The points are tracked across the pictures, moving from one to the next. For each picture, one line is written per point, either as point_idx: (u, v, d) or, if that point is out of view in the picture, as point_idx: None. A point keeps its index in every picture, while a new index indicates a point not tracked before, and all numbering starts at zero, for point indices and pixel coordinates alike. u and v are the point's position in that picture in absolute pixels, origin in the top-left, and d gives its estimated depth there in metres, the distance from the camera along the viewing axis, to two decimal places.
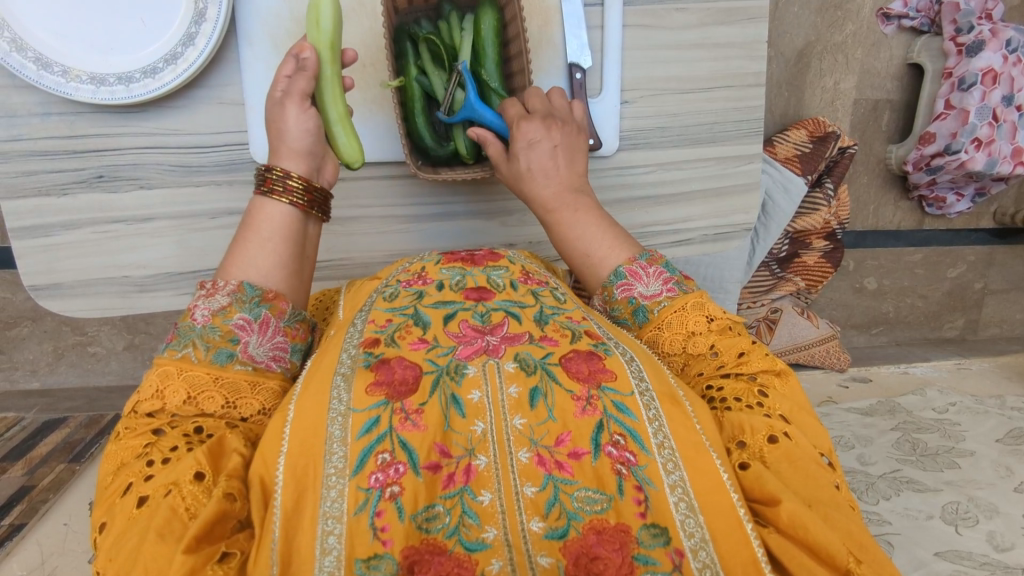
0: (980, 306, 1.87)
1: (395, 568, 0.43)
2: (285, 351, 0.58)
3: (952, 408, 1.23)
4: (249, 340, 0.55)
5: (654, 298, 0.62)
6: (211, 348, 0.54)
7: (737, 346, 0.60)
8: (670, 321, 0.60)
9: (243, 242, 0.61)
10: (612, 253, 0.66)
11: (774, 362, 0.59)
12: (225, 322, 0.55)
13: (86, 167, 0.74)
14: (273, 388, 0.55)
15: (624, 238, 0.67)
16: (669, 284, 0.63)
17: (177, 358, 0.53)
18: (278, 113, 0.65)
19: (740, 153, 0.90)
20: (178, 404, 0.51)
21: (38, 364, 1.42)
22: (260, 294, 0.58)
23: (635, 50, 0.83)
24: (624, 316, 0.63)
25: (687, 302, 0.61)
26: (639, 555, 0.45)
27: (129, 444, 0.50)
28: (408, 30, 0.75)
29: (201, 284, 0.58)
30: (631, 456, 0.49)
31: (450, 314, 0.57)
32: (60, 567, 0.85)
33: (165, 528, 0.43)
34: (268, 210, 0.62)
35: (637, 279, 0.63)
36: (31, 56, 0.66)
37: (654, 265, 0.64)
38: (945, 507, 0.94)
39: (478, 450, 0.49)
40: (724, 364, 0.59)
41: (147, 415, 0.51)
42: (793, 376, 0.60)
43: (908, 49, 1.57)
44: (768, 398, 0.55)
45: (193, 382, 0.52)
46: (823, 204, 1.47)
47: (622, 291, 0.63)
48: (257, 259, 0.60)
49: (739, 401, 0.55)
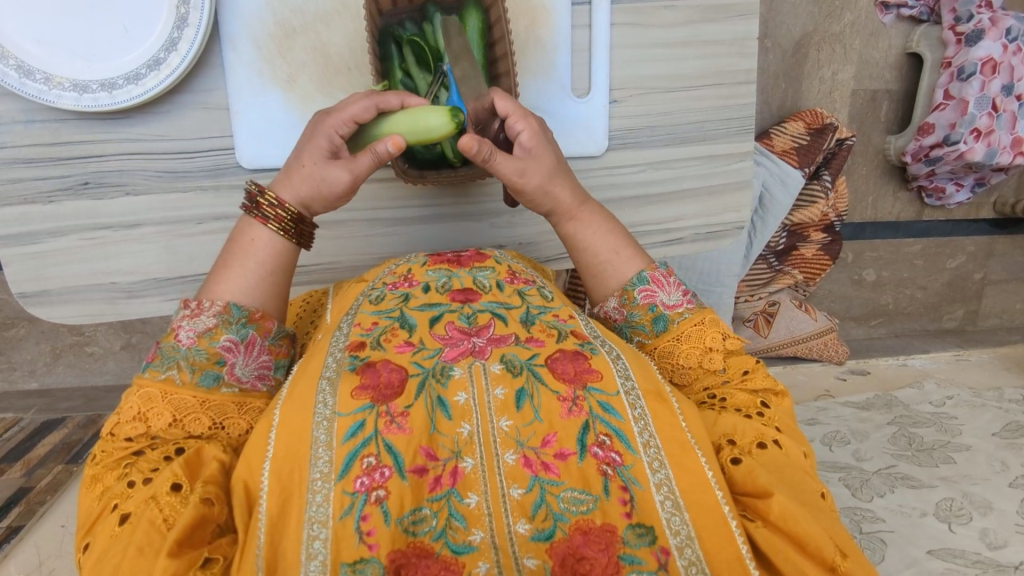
0: (980, 297, 1.86)
1: (381, 572, 0.43)
2: (269, 368, 0.58)
3: (948, 401, 1.23)
4: (235, 361, 0.56)
5: (674, 308, 0.64)
6: (197, 370, 0.54)
7: (741, 364, 0.62)
8: (689, 334, 0.62)
9: (234, 265, 0.61)
10: (642, 258, 0.67)
11: (775, 383, 0.61)
12: (212, 344, 0.55)
13: (71, 174, 0.73)
14: (259, 408, 0.56)
15: (632, 245, 0.68)
16: (688, 295, 0.65)
17: (160, 379, 0.53)
18: (328, 176, 0.62)
19: (731, 151, 0.90)
20: (163, 426, 0.52)
21: (36, 364, 1.42)
22: (247, 315, 0.58)
23: (624, 48, 0.82)
24: (642, 322, 0.64)
25: (705, 318, 0.63)
26: (625, 555, 0.45)
27: (108, 468, 0.50)
28: (393, 32, 0.74)
29: (186, 303, 0.58)
30: (617, 456, 0.49)
31: (436, 316, 0.57)
32: (57, 568, 0.85)
33: (144, 542, 0.43)
34: (263, 236, 0.62)
35: (660, 287, 0.65)
36: (13, 64, 0.66)
37: (671, 275, 0.66)
38: (939, 504, 0.94)
39: (464, 453, 0.49)
40: (729, 380, 0.61)
41: (126, 439, 0.51)
42: (791, 397, 0.61)
43: (906, 39, 1.55)
44: (769, 409, 0.57)
45: (179, 405, 0.53)
46: (820, 196, 1.46)
47: (645, 296, 0.64)
48: (248, 284, 0.60)
49: (739, 410, 0.56)
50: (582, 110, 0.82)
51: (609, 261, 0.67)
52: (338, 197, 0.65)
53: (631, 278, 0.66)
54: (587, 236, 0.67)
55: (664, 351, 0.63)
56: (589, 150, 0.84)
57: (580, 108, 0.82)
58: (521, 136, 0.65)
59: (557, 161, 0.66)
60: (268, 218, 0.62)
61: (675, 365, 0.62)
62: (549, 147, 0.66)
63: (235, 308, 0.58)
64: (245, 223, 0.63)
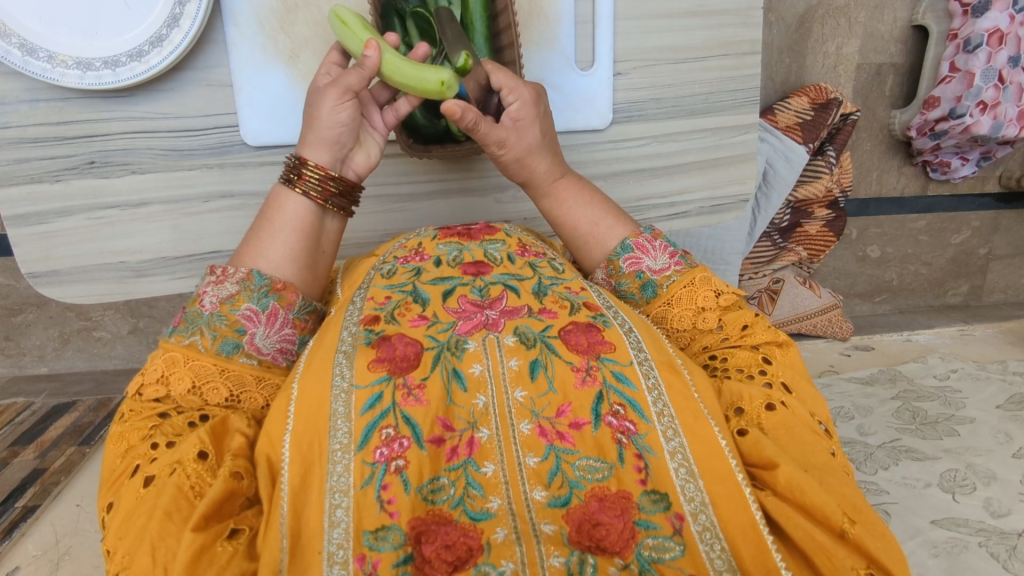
0: (984, 272, 1.86)
1: (402, 539, 0.44)
2: (292, 343, 0.59)
3: (953, 374, 1.24)
4: (256, 332, 0.56)
5: (662, 272, 0.65)
6: (217, 337, 0.55)
7: (739, 319, 0.61)
8: (680, 297, 0.62)
9: (253, 230, 0.62)
10: (623, 225, 0.69)
11: (776, 334, 0.60)
12: (233, 311, 0.56)
13: (76, 153, 0.73)
14: (277, 383, 0.56)
15: (621, 215, 0.70)
16: (675, 258, 0.66)
17: (184, 345, 0.54)
18: (317, 98, 0.63)
19: (735, 123, 0.90)
20: (183, 391, 0.52)
21: (45, 350, 1.43)
22: (269, 283, 0.58)
23: (629, 20, 0.82)
24: (632, 290, 0.65)
25: (695, 278, 0.63)
26: (640, 520, 0.46)
27: (136, 425, 0.51)
28: (395, 5, 0.72)
29: (211, 269, 0.58)
30: (631, 424, 0.49)
31: (449, 290, 0.57)
32: (74, 546, 0.87)
33: (172, 507, 0.43)
34: (288, 201, 0.62)
35: (644, 253, 0.66)
36: (16, 42, 0.65)
37: (656, 238, 0.67)
38: (943, 475, 0.95)
39: (481, 423, 0.50)
40: (728, 337, 0.60)
41: (153, 400, 0.52)
42: (795, 346, 0.60)
43: (912, 11, 1.53)
44: (771, 366, 0.57)
45: (199, 372, 0.53)
46: (825, 171, 1.45)
47: (629, 264, 0.65)
48: (265, 249, 0.60)
49: (740, 371, 0.57)
50: (586, 82, 0.82)
51: (590, 232, 0.69)
52: (343, 110, 0.62)
53: (616, 247, 0.67)
54: (568, 209, 0.70)
55: (658, 315, 0.63)
56: (593, 123, 0.84)
57: (582, 80, 0.82)
58: (512, 107, 0.64)
59: (544, 135, 0.68)
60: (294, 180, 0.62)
61: (670, 327, 0.63)
62: (537, 123, 0.67)
63: (243, 266, 0.59)
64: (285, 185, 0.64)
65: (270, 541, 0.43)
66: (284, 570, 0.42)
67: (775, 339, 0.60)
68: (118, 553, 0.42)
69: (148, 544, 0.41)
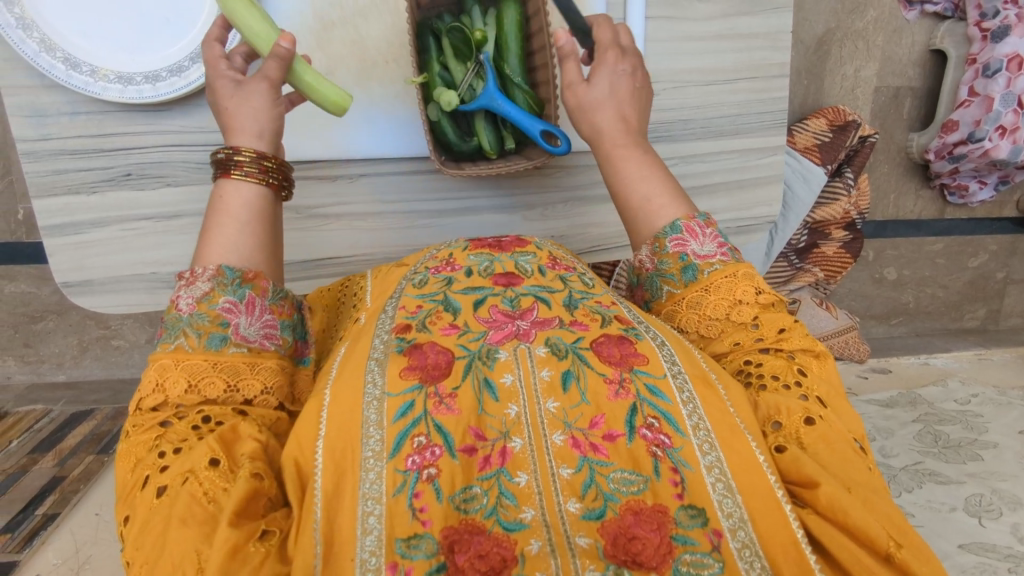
0: (1002, 296, 1.85)
1: (435, 548, 0.43)
2: (275, 328, 0.58)
3: (974, 399, 1.22)
4: (238, 322, 0.55)
5: (707, 258, 0.62)
6: (203, 334, 0.53)
7: (777, 321, 0.59)
8: (720, 286, 0.60)
9: (214, 229, 0.59)
10: (677, 206, 0.65)
11: (813, 343, 0.58)
12: (212, 307, 0.54)
13: (114, 165, 0.75)
14: (271, 366, 0.56)
15: (679, 197, 0.66)
16: (723, 247, 0.63)
17: (171, 350, 0.53)
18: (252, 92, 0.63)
19: (762, 145, 0.90)
20: (180, 393, 0.51)
21: (64, 357, 1.44)
22: (242, 275, 0.57)
23: (659, 42, 0.83)
24: (671, 271, 0.63)
25: (738, 271, 0.61)
26: (677, 536, 0.45)
27: (140, 439, 0.49)
28: (431, 25, 0.73)
29: (180, 275, 0.56)
30: (666, 438, 0.49)
31: (480, 299, 0.58)
32: (94, 556, 0.87)
33: (187, 514, 0.43)
34: (245, 192, 0.61)
35: (693, 236, 0.63)
36: (61, 57, 0.67)
37: (709, 227, 0.64)
38: (968, 499, 0.94)
39: (513, 432, 0.49)
40: (764, 339, 0.58)
41: (152, 409, 0.51)
42: (831, 358, 0.58)
43: (929, 36, 1.54)
44: (807, 377, 0.55)
45: (193, 371, 0.52)
46: (842, 194, 1.46)
47: (675, 244, 0.63)
48: (233, 241, 0.58)
49: (776, 379, 0.55)
50: None
51: (642, 206, 0.66)
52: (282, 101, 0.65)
53: (665, 226, 0.64)
54: (626, 180, 0.67)
55: (693, 301, 0.61)
56: None
57: None
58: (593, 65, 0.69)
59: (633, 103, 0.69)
60: (236, 173, 0.61)
61: (703, 316, 0.60)
62: (611, 80, 0.69)
63: (214, 263, 0.57)
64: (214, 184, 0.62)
65: (303, 546, 0.43)
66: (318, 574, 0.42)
67: (812, 349, 0.58)
68: (138, 563, 0.42)
69: (169, 554, 0.42)
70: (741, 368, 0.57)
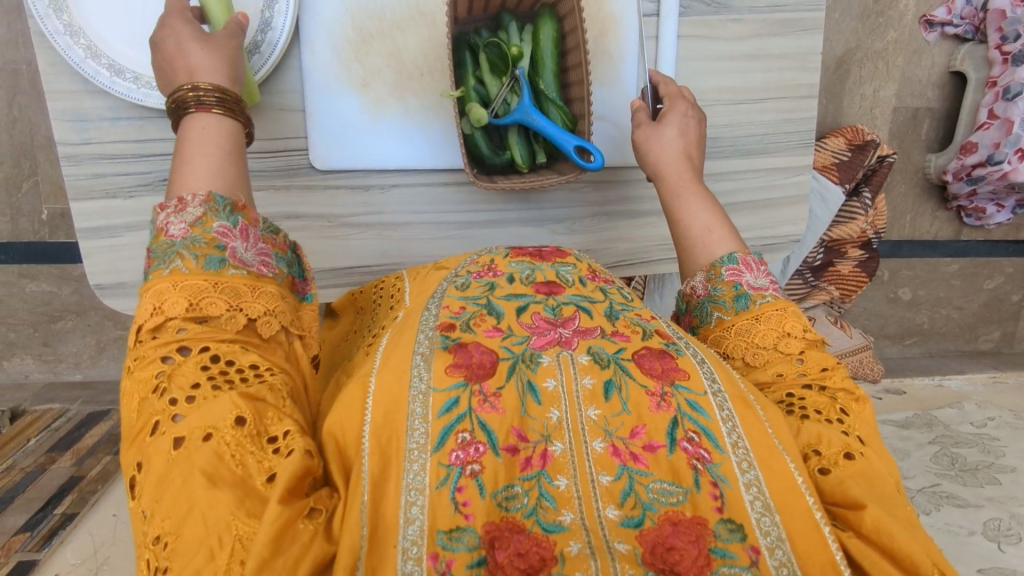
0: (1017, 319, 1.84)
1: (477, 541, 0.44)
2: (270, 256, 0.56)
3: (990, 423, 1.21)
4: (236, 246, 0.53)
5: (759, 290, 0.64)
6: (200, 257, 0.51)
7: (821, 360, 0.59)
8: (769, 317, 0.61)
9: (192, 160, 0.57)
10: (734, 240, 0.68)
11: (854, 388, 0.57)
12: (207, 230, 0.52)
13: (151, 170, 0.76)
14: (271, 290, 0.54)
15: (734, 231, 0.69)
16: (775, 282, 0.65)
17: (167, 274, 0.50)
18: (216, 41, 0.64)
19: (789, 164, 0.91)
20: (181, 313, 0.49)
21: (82, 356, 1.45)
22: (232, 202, 0.55)
23: (690, 60, 0.84)
24: (724, 298, 0.64)
25: (789, 308, 0.62)
26: (716, 548, 0.45)
27: (142, 376, 0.47)
28: (468, 39, 0.75)
29: (164, 204, 0.54)
30: (706, 453, 0.49)
31: (522, 306, 0.58)
32: (113, 556, 0.87)
33: (217, 475, 0.41)
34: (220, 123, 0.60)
35: (747, 269, 0.65)
36: (105, 63, 0.69)
37: (762, 263, 0.67)
38: (987, 523, 0.94)
39: (554, 437, 0.49)
40: (806, 374, 0.58)
41: (154, 336, 0.49)
42: (871, 405, 0.57)
43: (950, 58, 1.55)
44: (848, 417, 0.54)
45: (193, 291, 0.50)
46: (859, 213, 1.46)
47: (730, 274, 0.65)
48: (216, 169, 0.57)
49: (819, 413, 0.54)
50: None
51: (702, 236, 0.69)
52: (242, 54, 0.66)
53: (722, 256, 0.66)
54: (688, 211, 0.71)
55: (742, 329, 0.62)
56: None
57: None
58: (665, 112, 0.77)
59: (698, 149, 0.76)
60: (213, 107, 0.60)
61: (752, 343, 0.61)
62: (682, 125, 0.76)
63: (203, 188, 0.55)
64: (182, 123, 0.60)
65: (351, 524, 0.43)
66: (362, 557, 0.42)
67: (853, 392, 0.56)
68: (161, 516, 0.40)
69: (199, 515, 0.39)
70: (782, 398, 0.56)
